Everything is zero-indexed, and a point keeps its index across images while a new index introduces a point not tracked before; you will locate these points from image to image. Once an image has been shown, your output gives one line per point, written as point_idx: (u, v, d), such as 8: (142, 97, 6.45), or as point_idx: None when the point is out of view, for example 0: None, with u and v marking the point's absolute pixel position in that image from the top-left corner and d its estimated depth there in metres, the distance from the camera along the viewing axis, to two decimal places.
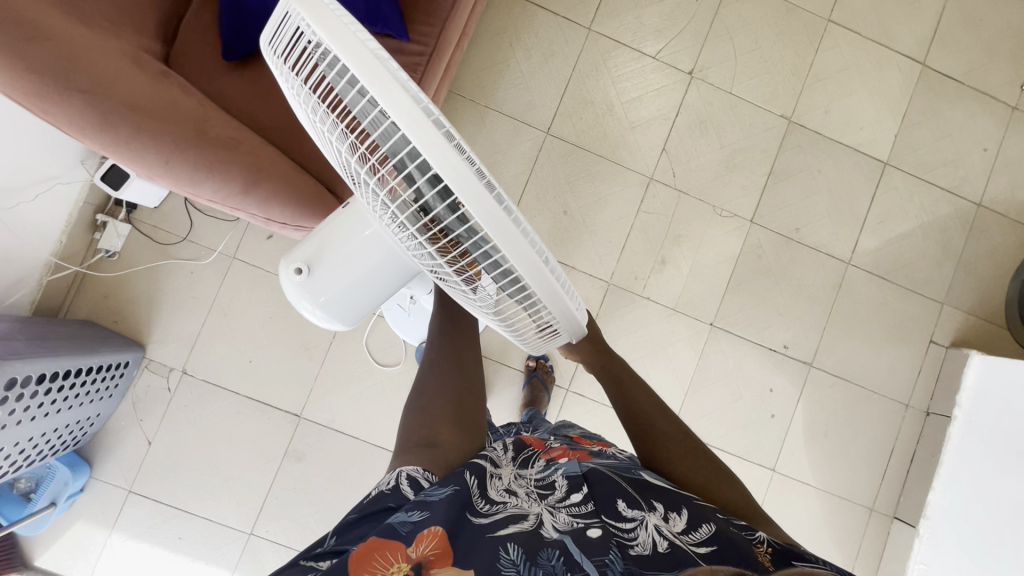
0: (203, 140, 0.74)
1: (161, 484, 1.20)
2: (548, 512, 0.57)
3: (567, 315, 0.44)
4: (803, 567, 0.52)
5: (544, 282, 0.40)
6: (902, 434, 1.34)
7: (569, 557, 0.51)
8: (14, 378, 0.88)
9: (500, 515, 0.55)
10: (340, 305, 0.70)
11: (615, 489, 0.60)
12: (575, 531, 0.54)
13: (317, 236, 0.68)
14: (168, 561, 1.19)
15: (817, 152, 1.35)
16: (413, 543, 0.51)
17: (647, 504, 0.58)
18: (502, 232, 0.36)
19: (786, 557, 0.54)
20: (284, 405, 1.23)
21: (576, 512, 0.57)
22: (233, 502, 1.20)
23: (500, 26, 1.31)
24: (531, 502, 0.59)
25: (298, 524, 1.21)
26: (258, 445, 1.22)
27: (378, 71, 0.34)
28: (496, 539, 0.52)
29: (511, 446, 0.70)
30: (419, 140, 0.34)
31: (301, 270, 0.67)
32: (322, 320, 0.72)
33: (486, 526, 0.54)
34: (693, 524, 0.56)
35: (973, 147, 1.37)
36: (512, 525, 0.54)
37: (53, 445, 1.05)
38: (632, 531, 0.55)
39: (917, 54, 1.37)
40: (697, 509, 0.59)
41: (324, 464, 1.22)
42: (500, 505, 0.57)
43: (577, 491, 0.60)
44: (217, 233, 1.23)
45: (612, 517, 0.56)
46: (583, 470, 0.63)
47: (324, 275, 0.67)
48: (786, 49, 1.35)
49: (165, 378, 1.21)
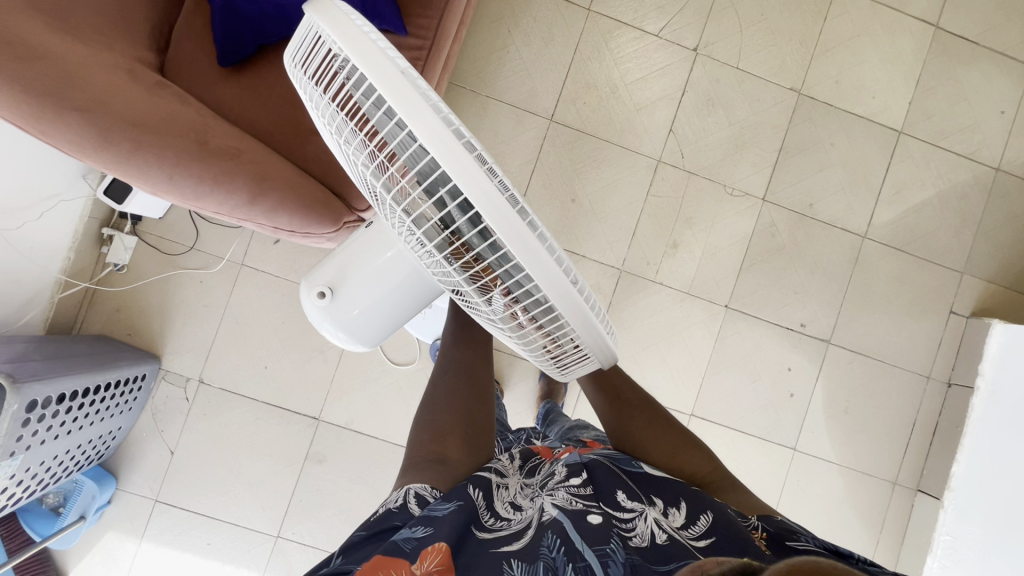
0: (207, 152, 0.73)
1: (187, 492, 1.21)
2: (549, 502, 0.57)
3: (594, 339, 0.43)
4: (797, 549, 0.53)
5: (573, 306, 0.39)
6: (925, 407, 1.32)
7: (569, 545, 0.51)
8: (35, 399, 0.88)
9: (504, 532, 0.55)
10: (362, 327, 0.70)
11: (615, 480, 0.59)
12: (575, 514, 0.54)
13: (341, 260, 0.69)
14: (199, 566, 1.21)
15: (829, 124, 1.31)
16: (418, 560, 0.51)
17: (647, 498, 0.58)
18: (530, 255, 0.36)
19: (779, 541, 0.55)
20: (301, 409, 1.23)
21: (576, 492, 0.57)
22: (259, 506, 1.21)
23: (498, 12, 1.28)
24: (534, 499, 0.59)
25: (324, 525, 1.22)
26: (279, 450, 1.22)
27: (408, 95, 0.33)
28: (500, 554, 0.51)
29: (516, 454, 0.71)
30: (448, 165, 0.34)
31: (324, 293, 0.69)
32: (342, 341, 0.73)
33: (491, 541, 0.53)
34: (692, 517, 0.55)
35: (990, 110, 1.33)
36: (516, 537, 0.54)
37: (78, 461, 1.06)
38: (631, 522, 0.54)
39: (930, 16, 1.32)
40: (694, 498, 0.58)
41: (346, 464, 1.23)
42: (504, 515, 0.57)
43: (577, 476, 0.60)
44: (224, 240, 1.22)
45: (612, 505, 0.56)
46: (583, 460, 0.63)
47: (346, 298, 0.68)
48: (793, 19, 1.30)
49: (182, 388, 1.21)
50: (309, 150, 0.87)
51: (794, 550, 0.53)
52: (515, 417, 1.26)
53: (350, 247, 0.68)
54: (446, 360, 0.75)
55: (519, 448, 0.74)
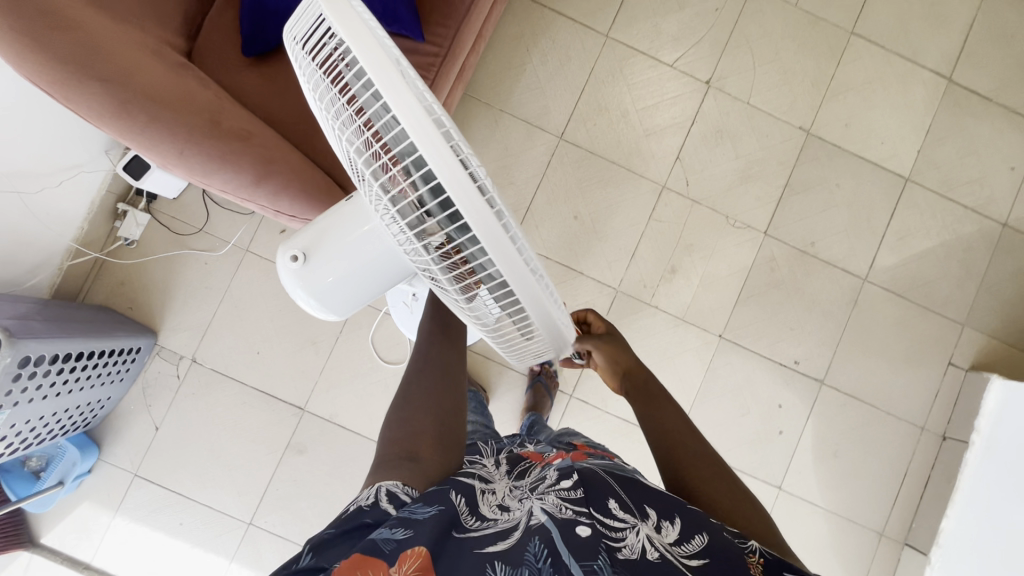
0: (218, 132, 0.76)
1: (166, 469, 1.22)
2: (537, 503, 0.57)
3: (551, 331, 0.44)
4: None
5: (531, 295, 0.40)
6: (918, 457, 1.29)
7: (555, 556, 0.49)
8: (29, 356, 0.90)
9: (490, 532, 0.54)
10: (334, 294, 0.71)
11: (607, 490, 0.59)
12: (563, 523, 0.53)
13: (319, 230, 0.69)
14: (168, 546, 1.20)
15: (835, 165, 1.33)
16: (396, 562, 0.50)
17: (639, 512, 0.56)
18: (494, 243, 0.37)
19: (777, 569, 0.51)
20: (288, 397, 1.24)
21: (565, 498, 0.57)
22: (235, 491, 1.22)
23: (519, 30, 1.32)
24: (524, 500, 0.59)
25: (296, 517, 1.22)
26: (262, 436, 1.23)
27: (390, 75, 0.35)
28: (483, 556, 0.51)
29: (500, 463, 0.70)
30: (421, 142, 0.35)
31: (297, 257, 0.69)
32: (312, 309, 0.74)
33: (474, 542, 0.53)
34: (686, 535, 0.54)
35: (1000, 166, 1.33)
36: (502, 537, 0.53)
37: (64, 425, 1.07)
38: (621, 533, 0.53)
39: (943, 69, 1.34)
40: (690, 516, 0.57)
41: (325, 458, 1.23)
42: (488, 515, 0.57)
43: (568, 479, 0.60)
44: (232, 225, 1.25)
45: (601, 513, 0.55)
46: (576, 468, 0.63)
47: (319, 262, 0.69)
48: (807, 61, 1.33)
49: (174, 366, 1.23)
50: (320, 141, 0.90)
51: None
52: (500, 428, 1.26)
53: (330, 217, 0.69)
54: (419, 359, 0.75)
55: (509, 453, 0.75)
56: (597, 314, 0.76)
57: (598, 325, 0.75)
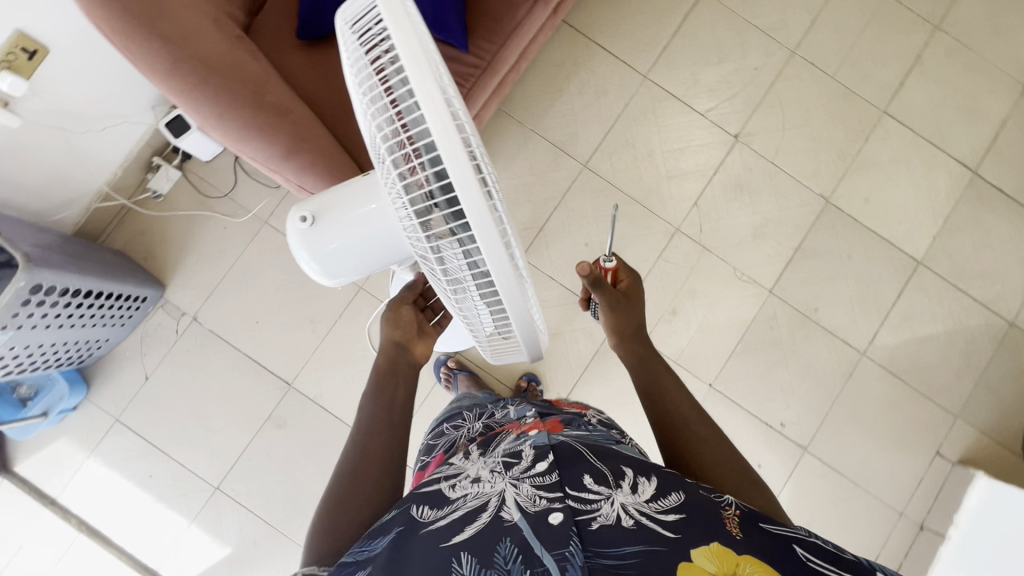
0: (259, 104, 0.80)
1: (146, 419, 1.24)
2: (509, 486, 0.49)
3: (527, 335, 0.46)
4: (772, 529, 0.45)
5: (515, 301, 0.43)
6: (892, 542, 1.27)
7: (526, 553, 0.42)
8: (40, 283, 0.93)
9: (456, 518, 0.48)
10: (333, 262, 0.73)
11: (582, 460, 0.52)
12: (535, 515, 0.45)
13: (333, 196, 0.71)
14: (133, 495, 1.22)
15: (849, 236, 1.34)
16: None
17: (614, 477, 0.50)
18: (489, 246, 0.40)
19: (755, 518, 0.46)
20: (277, 370, 1.26)
21: (539, 485, 0.49)
22: (209, 453, 1.23)
23: (562, 58, 1.36)
24: (496, 478, 0.51)
25: (263, 490, 1.23)
26: (245, 404, 1.25)
27: (424, 75, 0.38)
28: (449, 549, 0.44)
29: (472, 453, 0.63)
30: (441, 142, 0.38)
31: (306, 219, 0.71)
32: (311, 273, 0.76)
33: (439, 537, 0.46)
34: (662, 492, 0.48)
35: (1014, 265, 1.33)
36: (470, 522, 0.47)
37: (59, 358, 1.10)
38: (595, 504, 0.46)
39: (969, 161, 1.35)
40: (665, 475, 0.51)
41: (302, 436, 1.24)
42: (451, 504, 0.50)
43: (543, 459, 0.52)
44: (256, 196, 1.29)
45: (575, 490, 0.48)
46: (551, 442, 0.55)
47: (325, 228, 0.70)
48: (836, 132, 1.36)
49: (175, 320, 1.26)
50: (354, 129, 0.94)
51: (768, 529, 0.45)
52: None
53: (347, 185, 0.71)
54: (372, 400, 0.69)
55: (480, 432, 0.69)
56: (625, 267, 0.80)
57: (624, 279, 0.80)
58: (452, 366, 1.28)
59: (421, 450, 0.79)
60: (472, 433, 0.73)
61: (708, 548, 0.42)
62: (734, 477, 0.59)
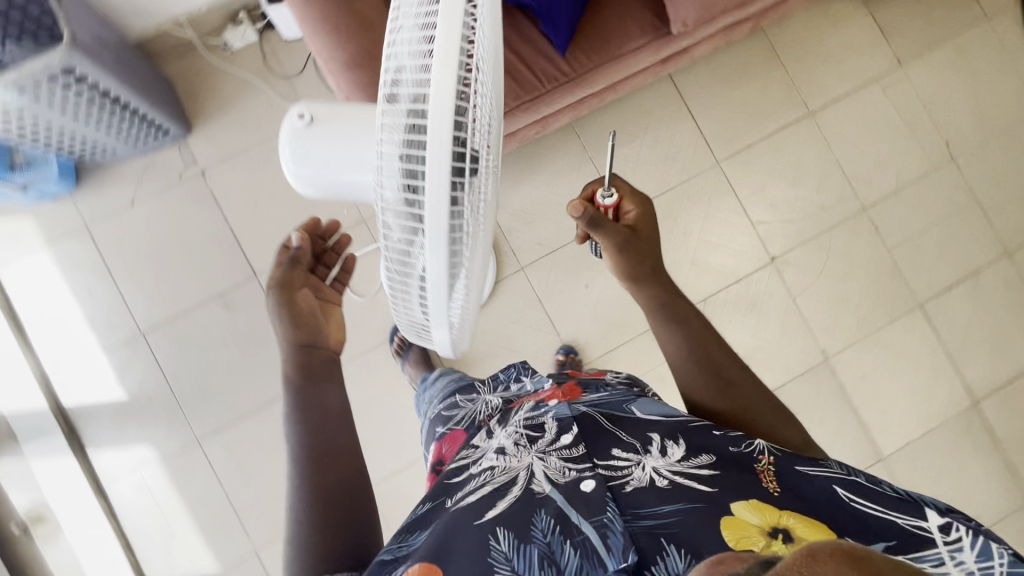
0: (347, 8, 0.82)
1: (112, 240, 1.24)
2: (537, 460, 0.53)
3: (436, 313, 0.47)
4: (806, 471, 0.48)
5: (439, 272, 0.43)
6: None
7: (564, 523, 0.45)
8: (74, 70, 0.92)
9: (486, 494, 0.50)
10: (315, 176, 0.58)
11: (607, 435, 0.55)
12: (568, 486, 0.49)
13: (359, 109, 0.57)
14: (66, 301, 1.22)
15: (830, 402, 1.31)
16: None
17: (641, 444, 0.53)
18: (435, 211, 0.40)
19: (790, 463, 0.49)
20: (250, 256, 1.25)
21: (567, 457, 0.52)
22: (151, 298, 1.23)
23: (652, 107, 1.32)
24: (522, 452, 0.55)
25: (182, 356, 1.23)
26: (206, 272, 1.24)
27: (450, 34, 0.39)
28: (483, 524, 0.46)
29: (490, 429, 0.64)
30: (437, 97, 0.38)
31: (304, 117, 0.57)
32: (304, 188, 0.60)
33: (472, 511, 0.48)
34: (693, 452, 0.51)
35: (971, 508, 1.29)
36: (501, 495, 0.49)
37: (64, 145, 1.10)
38: (626, 470, 0.50)
39: (975, 389, 1.32)
40: (693, 433, 0.54)
41: (240, 327, 1.24)
42: (480, 479, 0.53)
43: (568, 432, 0.55)
44: (314, 92, 1.29)
45: (602, 460, 0.51)
46: (573, 412, 0.58)
47: (322, 134, 0.57)
48: (866, 301, 1.33)
49: (184, 165, 1.26)
50: None
51: (802, 472, 0.48)
52: (398, 411, 1.24)
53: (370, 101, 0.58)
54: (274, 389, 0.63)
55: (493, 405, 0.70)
56: (636, 194, 0.70)
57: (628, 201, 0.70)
58: (406, 335, 1.22)
59: (434, 423, 0.74)
60: (491, 408, 0.70)
61: (747, 501, 0.45)
62: (770, 415, 0.64)
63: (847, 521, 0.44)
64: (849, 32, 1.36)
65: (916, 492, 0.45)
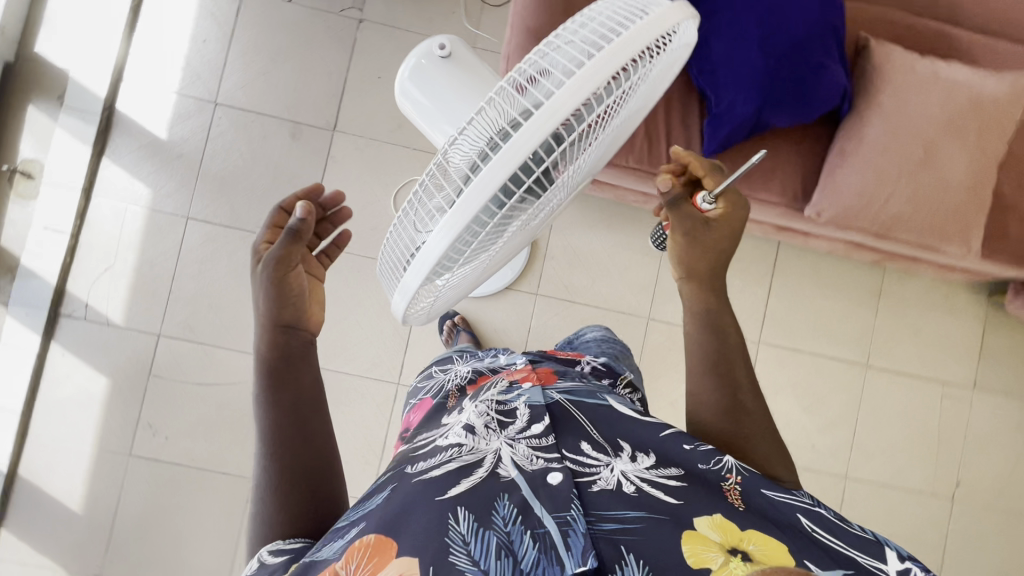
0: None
1: (253, 17, 1.28)
2: (505, 446, 0.52)
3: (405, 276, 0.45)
4: (772, 497, 0.48)
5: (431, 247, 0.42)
6: None
7: (526, 510, 0.46)
8: None
9: (450, 471, 0.49)
10: (425, 89, 0.69)
11: (578, 428, 0.54)
12: (534, 477, 0.49)
13: (482, 66, 0.70)
14: (182, 34, 1.27)
15: None
16: (344, 558, 0.43)
17: (612, 445, 0.52)
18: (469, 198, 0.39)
19: (756, 487, 0.49)
20: (341, 113, 1.28)
21: (537, 446, 0.52)
22: (244, 83, 1.27)
23: (744, 257, 1.30)
24: (491, 435, 0.54)
25: (229, 145, 1.26)
26: (299, 98, 1.28)
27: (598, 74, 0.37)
28: (446, 503, 0.46)
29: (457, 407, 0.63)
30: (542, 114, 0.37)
31: (443, 48, 0.69)
32: (404, 96, 0.70)
33: (435, 487, 0.47)
34: (664, 462, 0.51)
35: None
36: (462, 479, 0.48)
37: None
38: (594, 469, 0.49)
39: None
40: (668, 440, 0.52)
41: (289, 160, 1.27)
42: (444, 455, 0.52)
43: (540, 421, 0.54)
44: (494, 30, 1.30)
45: (572, 453, 0.51)
46: (546, 401, 0.57)
47: (452, 69, 0.69)
48: None
49: (350, 4, 1.29)
50: None
51: (769, 498, 0.48)
52: (348, 322, 1.25)
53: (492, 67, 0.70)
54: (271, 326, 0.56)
55: (471, 374, 0.69)
56: (731, 193, 0.62)
57: (712, 180, 0.62)
58: (457, 323, 1.24)
59: (410, 395, 0.73)
60: (460, 377, 0.69)
61: (711, 519, 0.46)
62: (776, 445, 0.56)
63: (810, 548, 0.45)
64: (951, 331, 1.32)
65: (877, 534, 0.47)
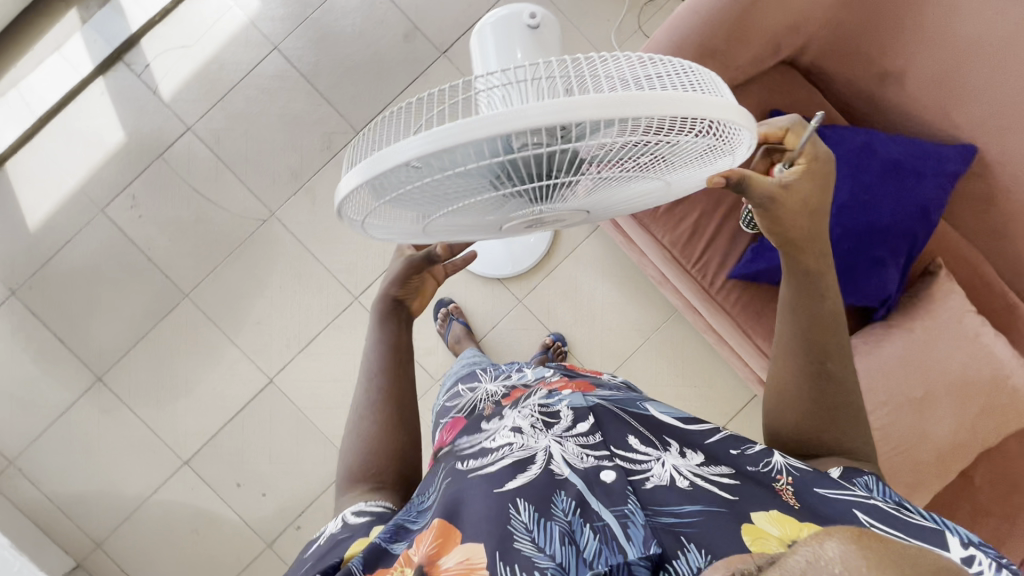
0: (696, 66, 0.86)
1: None
2: (554, 444, 0.47)
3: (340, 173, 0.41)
4: (827, 496, 0.42)
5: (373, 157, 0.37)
6: None
7: (584, 503, 0.41)
8: None
9: (503, 464, 0.45)
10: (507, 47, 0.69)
11: (625, 425, 0.49)
12: (588, 472, 0.44)
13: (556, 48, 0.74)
14: None
15: None
16: (416, 544, 0.41)
17: (660, 441, 0.47)
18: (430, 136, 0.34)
19: (807, 485, 0.43)
20: (456, 42, 1.28)
21: (585, 444, 0.47)
22: None
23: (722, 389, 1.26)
24: (536, 431, 0.48)
25: (347, 9, 1.28)
26: (429, 7, 1.28)
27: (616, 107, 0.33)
28: (506, 495, 0.42)
29: (497, 415, 0.56)
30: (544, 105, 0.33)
31: (533, 17, 0.69)
32: (476, 38, 0.69)
33: (493, 480, 0.44)
34: (714, 459, 0.46)
35: None
36: (517, 474, 0.44)
37: None
38: (645, 465, 0.44)
39: None
40: (717, 444, 0.47)
41: (387, 54, 1.28)
42: (494, 453, 0.47)
43: (585, 420, 0.49)
44: None
45: (622, 450, 0.46)
46: (588, 403, 0.52)
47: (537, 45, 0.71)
48: None
49: None
50: None
51: (823, 497, 0.42)
52: None
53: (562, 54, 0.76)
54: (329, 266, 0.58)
55: (505, 387, 0.63)
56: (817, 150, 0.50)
57: (795, 138, 0.50)
58: (451, 311, 1.25)
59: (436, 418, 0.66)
60: (496, 395, 0.62)
61: (768, 514, 0.40)
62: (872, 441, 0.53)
63: None
64: None
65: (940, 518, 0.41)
